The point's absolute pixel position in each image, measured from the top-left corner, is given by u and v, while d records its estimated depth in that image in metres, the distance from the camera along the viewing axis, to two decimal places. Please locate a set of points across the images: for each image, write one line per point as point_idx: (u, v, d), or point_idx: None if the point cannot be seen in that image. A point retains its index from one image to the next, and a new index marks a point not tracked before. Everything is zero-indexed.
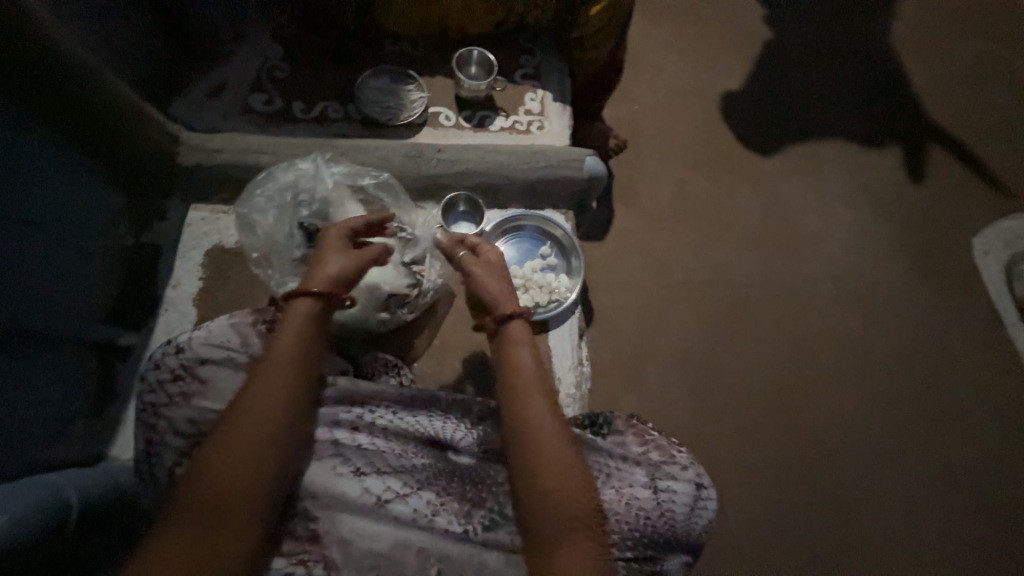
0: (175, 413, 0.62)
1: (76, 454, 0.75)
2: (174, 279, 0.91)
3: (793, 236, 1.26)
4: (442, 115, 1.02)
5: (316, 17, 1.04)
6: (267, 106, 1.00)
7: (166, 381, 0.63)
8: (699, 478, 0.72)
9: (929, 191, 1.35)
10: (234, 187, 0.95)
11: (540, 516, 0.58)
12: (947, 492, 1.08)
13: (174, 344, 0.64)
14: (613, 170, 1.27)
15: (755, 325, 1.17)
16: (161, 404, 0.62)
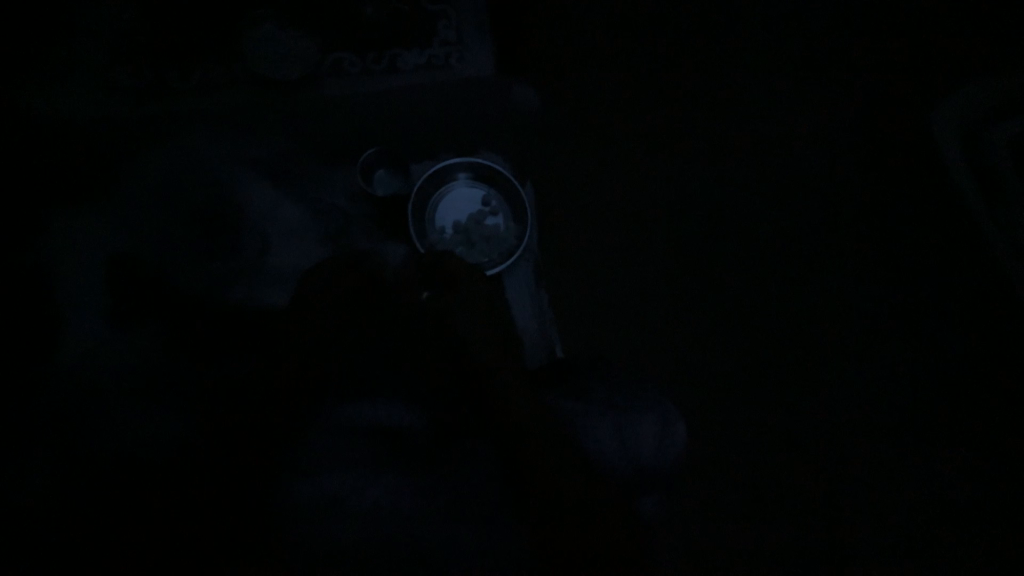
0: (116, 431, 0.73)
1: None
2: (20, 303, 0.85)
3: (790, 131, 1.13)
4: (344, 59, 0.95)
5: None
6: (105, 79, 0.92)
7: (104, 403, 0.75)
8: (666, 415, 0.78)
9: (961, 33, 1.17)
10: (73, 186, 0.90)
11: (528, 466, 0.73)
12: (988, 443, 1.07)
13: (107, 368, 0.77)
14: (553, 72, 1.07)
15: (740, 245, 1.08)
16: (99, 425, 0.74)
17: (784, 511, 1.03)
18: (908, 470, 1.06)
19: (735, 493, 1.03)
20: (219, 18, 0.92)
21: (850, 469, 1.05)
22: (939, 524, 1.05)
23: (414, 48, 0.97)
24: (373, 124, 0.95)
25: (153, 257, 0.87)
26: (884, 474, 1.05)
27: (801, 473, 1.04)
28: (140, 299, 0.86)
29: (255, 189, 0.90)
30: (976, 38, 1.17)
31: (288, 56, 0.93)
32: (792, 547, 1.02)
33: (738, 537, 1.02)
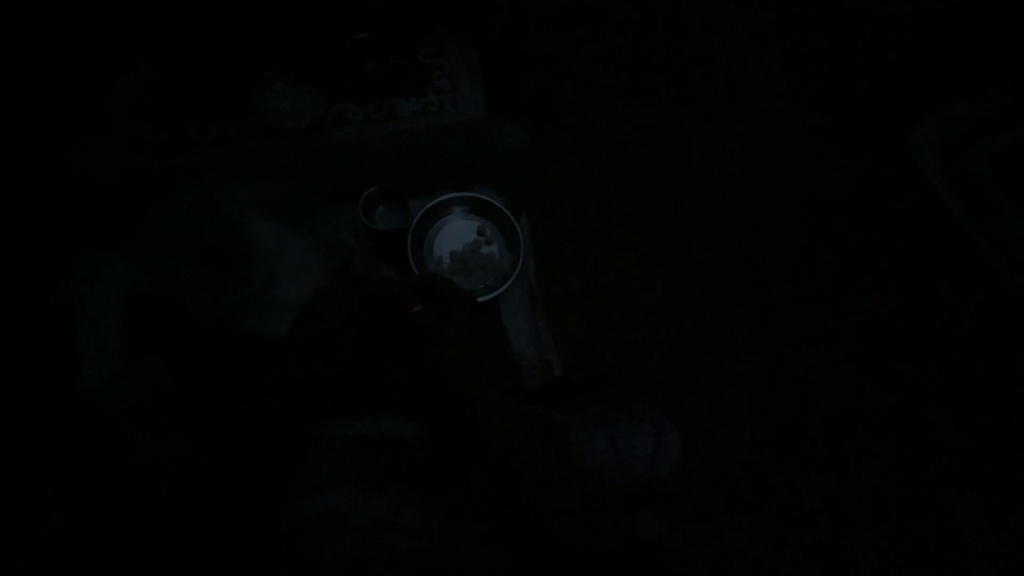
0: (137, 463, 0.77)
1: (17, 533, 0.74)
2: (86, 337, 0.89)
3: (771, 154, 1.19)
4: (348, 110, 1.05)
5: (170, 26, 1.02)
6: (145, 133, 1.00)
7: (127, 435, 0.79)
8: (656, 426, 0.79)
9: (924, 57, 1.24)
10: (129, 231, 0.96)
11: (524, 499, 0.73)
12: (977, 447, 1.10)
13: (131, 403, 0.83)
14: (541, 113, 1.18)
15: (729, 262, 1.13)
16: (122, 458, 0.78)
17: (790, 518, 1.06)
18: (904, 475, 1.09)
19: (739, 499, 1.06)
20: (243, 79, 1.03)
21: (849, 474, 1.08)
22: (936, 526, 1.08)
23: (411, 99, 1.06)
24: (375, 163, 1.03)
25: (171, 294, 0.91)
26: (880, 487, 1.08)
27: (802, 480, 1.07)
28: (184, 330, 0.89)
29: (260, 219, 0.96)
30: (939, 62, 1.24)
31: (298, 110, 1.03)
32: (798, 552, 1.05)
33: (745, 541, 1.05)
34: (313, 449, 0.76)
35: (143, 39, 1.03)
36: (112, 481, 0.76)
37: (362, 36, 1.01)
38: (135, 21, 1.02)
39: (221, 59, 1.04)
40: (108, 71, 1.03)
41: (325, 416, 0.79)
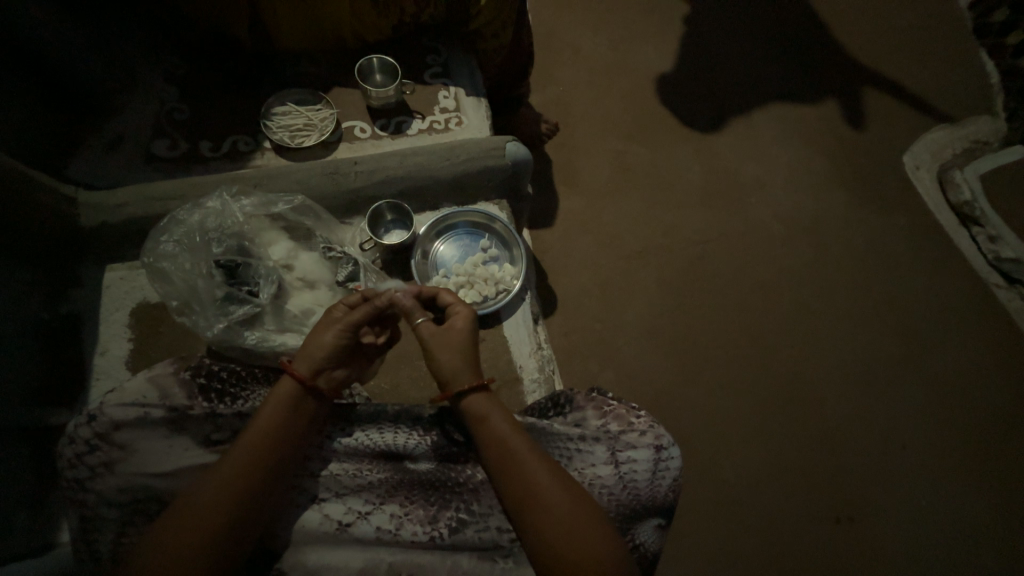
0: (106, 484, 0.69)
1: (12, 548, 0.72)
2: (102, 346, 0.90)
3: None
4: (358, 128, 1.13)
5: (204, 56, 1.13)
6: (171, 150, 1.06)
7: (84, 453, 0.69)
8: (659, 441, 0.78)
9: None
10: (139, 240, 0.95)
11: (534, 528, 0.68)
12: None
13: (85, 415, 0.70)
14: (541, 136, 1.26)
15: None
16: (85, 478, 0.69)
17: None
18: None
19: None
20: (265, 101, 1.12)
21: None
22: None
23: (418, 118, 1.15)
24: (376, 176, 1.02)
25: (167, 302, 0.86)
26: None
27: None
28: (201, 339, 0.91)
29: (257, 223, 0.93)
30: None
31: (311, 126, 1.10)
32: None
33: None
34: (318, 462, 0.76)
35: (178, 69, 1.13)
36: (79, 501, 0.69)
37: (379, 78, 1.16)
38: (173, 58, 1.14)
39: (245, 87, 1.13)
40: (135, 95, 1.10)
41: (324, 429, 0.78)
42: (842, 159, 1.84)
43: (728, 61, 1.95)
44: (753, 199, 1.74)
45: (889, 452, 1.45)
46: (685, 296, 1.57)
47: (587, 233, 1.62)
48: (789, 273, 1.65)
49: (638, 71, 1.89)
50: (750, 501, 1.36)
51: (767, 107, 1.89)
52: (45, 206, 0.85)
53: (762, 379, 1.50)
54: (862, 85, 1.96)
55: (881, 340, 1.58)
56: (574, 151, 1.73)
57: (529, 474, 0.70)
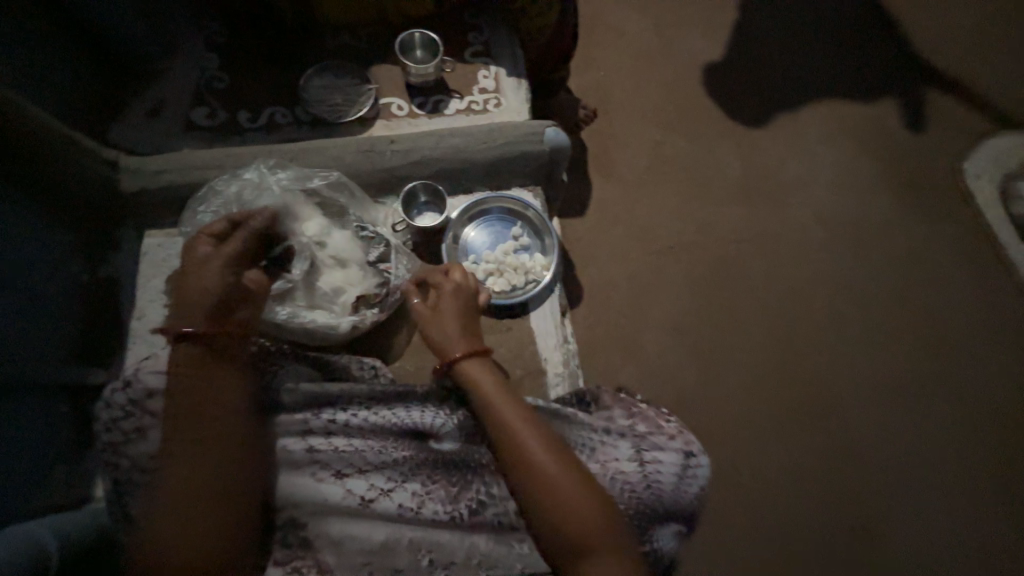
0: (139, 449, 0.69)
1: (52, 499, 0.76)
2: (139, 310, 0.90)
3: None
4: (395, 105, 1.11)
5: (244, 24, 1.11)
6: (210, 119, 1.06)
7: (120, 418, 0.70)
8: (689, 446, 0.74)
9: None
10: (177, 207, 0.95)
11: (543, 517, 0.66)
12: None
13: (120, 381, 0.71)
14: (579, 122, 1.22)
15: None
16: (120, 443, 0.70)
17: None
18: None
19: None
20: (301, 74, 1.10)
21: None
22: None
23: (456, 97, 1.12)
24: (410, 154, 1.00)
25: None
26: None
27: None
28: None
29: (294, 197, 0.90)
30: None
31: (348, 102, 1.09)
32: None
33: None
34: (341, 436, 0.75)
35: (221, 37, 1.12)
36: (115, 464, 0.70)
37: (418, 53, 1.13)
38: (215, 25, 1.13)
39: (284, 58, 1.11)
40: (178, 62, 1.09)
41: (343, 403, 0.77)
42: (897, 163, 1.73)
43: (781, 52, 1.84)
44: (797, 200, 1.66)
45: (919, 474, 1.39)
46: (716, 297, 1.52)
47: (619, 226, 1.57)
48: (829, 281, 1.57)
49: (684, 57, 1.80)
50: (769, 512, 1.33)
51: (819, 103, 1.78)
52: (88, 169, 0.86)
53: (791, 389, 1.44)
54: (926, 84, 1.83)
55: (923, 358, 1.50)
56: (610, 140, 1.67)
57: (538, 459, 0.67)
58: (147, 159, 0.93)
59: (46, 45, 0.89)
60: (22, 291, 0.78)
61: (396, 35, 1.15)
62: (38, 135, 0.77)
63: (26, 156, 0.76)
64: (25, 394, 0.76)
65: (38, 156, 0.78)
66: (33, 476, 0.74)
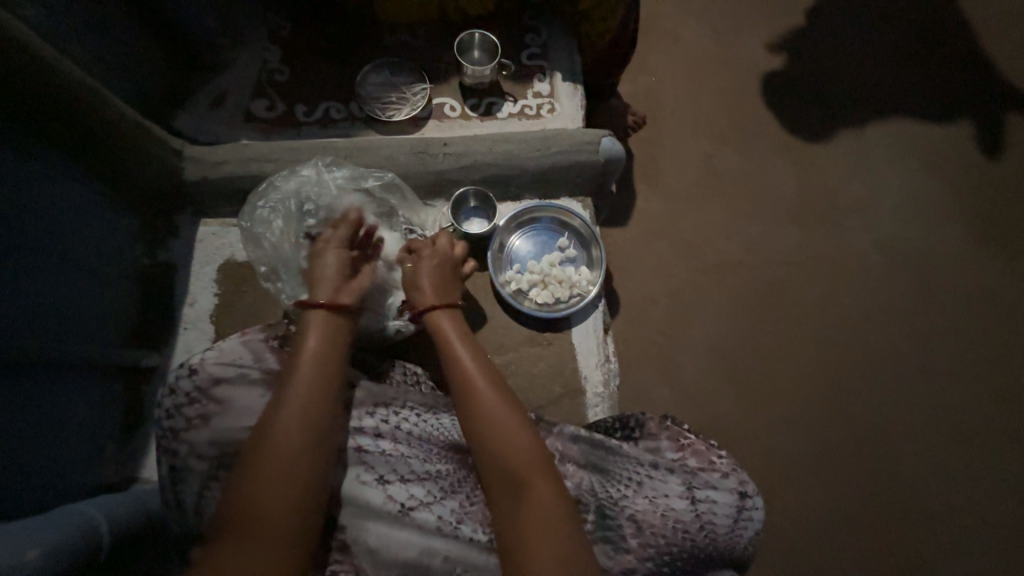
0: (199, 436, 0.66)
1: (103, 477, 0.79)
2: (191, 297, 0.94)
3: None
4: (448, 106, 1.10)
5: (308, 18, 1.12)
6: (269, 111, 1.07)
7: (183, 405, 0.67)
8: (743, 487, 0.70)
9: None
10: (235, 199, 0.97)
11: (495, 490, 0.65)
12: None
13: (186, 367, 0.69)
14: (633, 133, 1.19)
15: None
16: (179, 429, 0.67)
17: None
18: None
19: None
20: (358, 69, 1.10)
21: None
22: None
23: (509, 100, 1.10)
24: (462, 158, 0.99)
25: (256, 267, 0.86)
26: None
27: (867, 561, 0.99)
28: (280, 304, 0.93)
29: (348, 197, 0.89)
30: None
31: (402, 101, 1.08)
32: None
33: None
34: (387, 440, 0.75)
35: (284, 30, 1.13)
36: (171, 450, 0.67)
37: (476, 54, 1.12)
38: (279, 17, 1.14)
39: (342, 54, 1.11)
40: (242, 54, 1.11)
41: (392, 406, 0.79)
42: (969, 191, 1.61)
43: (848, 65, 1.74)
44: (855, 225, 1.57)
45: (969, 528, 1.30)
46: (761, 321, 1.45)
47: (663, 239, 1.52)
48: (885, 313, 1.48)
49: (743, 66, 1.72)
50: (803, 553, 1.26)
51: (888, 122, 1.68)
52: (155, 158, 0.87)
53: (835, 424, 1.37)
54: (1007, 108, 1.70)
55: (983, 403, 1.40)
56: (659, 150, 1.61)
57: (501, 433, 0.66)
58: (210, 150, 0.95)
59: (119, 28, 0.89)
60: (90, 275, 0.80)
61: (454, 35, 1.14)
62: (119, 128, 0.79)
63: (101, 144, 0.77)
64: (86, 375, 0.77)
65: (116, 147, 0.80)
66: (88, 454, 0.77)
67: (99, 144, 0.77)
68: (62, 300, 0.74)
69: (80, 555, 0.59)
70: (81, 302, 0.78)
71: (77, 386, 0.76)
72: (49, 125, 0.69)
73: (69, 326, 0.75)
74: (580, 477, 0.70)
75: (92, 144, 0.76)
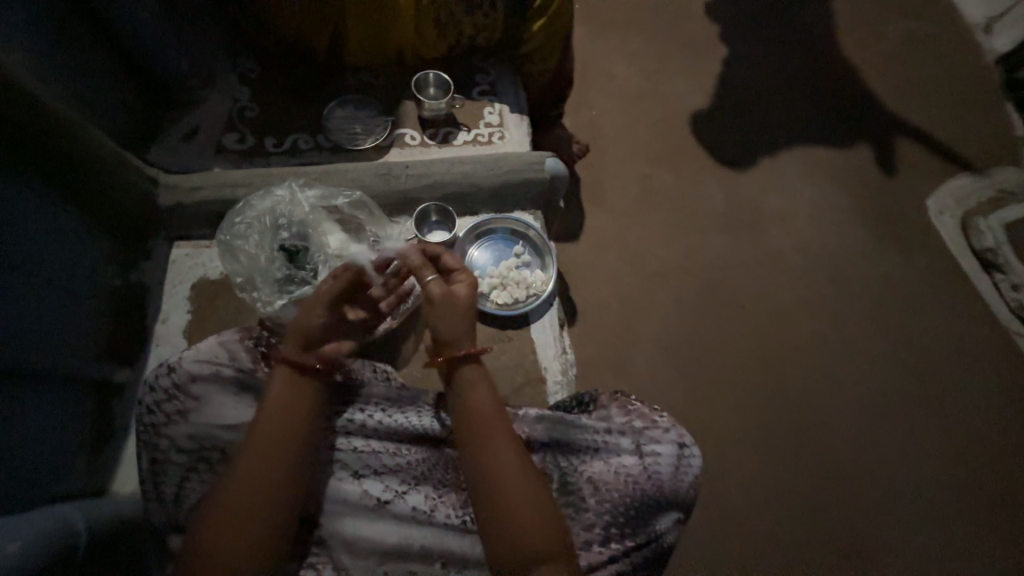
0: (177, 430, 0.71)
1: (75, 487, 0.79)
2: (163, 315, 0.97)
3: None
4: (408, 136, 1.22)
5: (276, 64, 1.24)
6: (240, 144, 1.16)
7: (162, 401, 0.72)
8: (682, 438, 0.79)
9: None
10: (208, 222, 1.03)
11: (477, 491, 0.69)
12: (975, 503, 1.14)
13: (166, 366, 0.73)
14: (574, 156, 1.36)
15: None
16: (160, 423, 0.71)
17: None
18: None
19: None
20: (324, 106, 1.22)
21: None
22: None
23: (464, 130, 1.24)
24: (423, 178, 1.10)
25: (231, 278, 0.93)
26: None
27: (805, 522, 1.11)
28: (254, 316, 0.98)
29: (317, 214, 0.96)
30: None
31: (367, 131, 1.20)
32: None
33: None
34: (358, 436, 0.79)
35: (254, 74, 1.24)
36: (152, 445, 0.71)
37: (432, 91, 1.26)
38: (248, 63, 1.25)
39: (309, 92, 1.23)
40: (213, 93, 1.20)
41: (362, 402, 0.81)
42: (866, 198, 1.89)
43: (756, 98, 2.03)
44: (775, 230, 1.79)
45: (902, 490, 1.45)
46: (704, 317, 1.61)
47: (611, 250, 1.67)
48: (810, 306, 1.67)
49: (669, 100, 1.97)
50: (759, 527, 1.36)
51: (793, 144, 1.96)
52: (132, 184, 0.93)
53: (776, 407, 1.51)
54: (889, 130, 2.02)
55: (899, 378, 1.59)
56: (602, 172, 1.80)
57: (483, 442, 0.70)
58: (185, 179, 1.02)
59: (95, 72, 0.97)
60: (63, 293, 0.83)
61: (411, 76, 1.29)
62: (100, 156, 0.84)
63: (81, 171, 0.83)
64: (55, 389, 0.79)
65: (94, 173, 0.85)
66: (57, 467, 0.77)
67: (80, 170, 0.82)
68: (36, 316, 0.76)
69: (62, 547, 0.61)
70: (54, 317, 0.80)
71: (48, 400, 0.77)
72: (28, 151, 0.73)
73: (40, 341, 0.77)
74: (541, 456, 0.78)
75: (72, 169, 0.81)
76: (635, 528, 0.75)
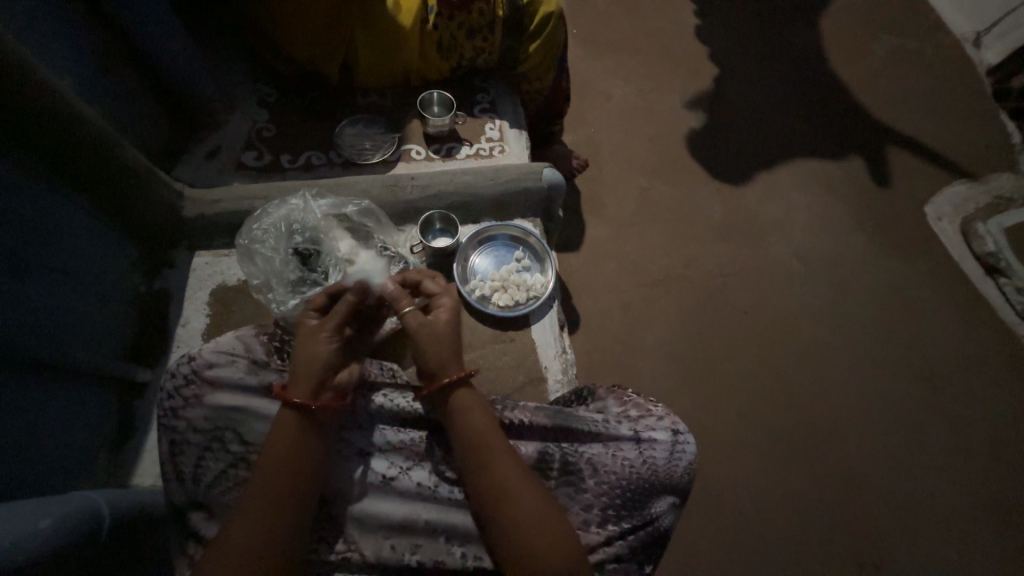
0: (194, 412, 0.76)
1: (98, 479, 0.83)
2: (184, 318, 1.03)
3: None
4: (414, 151, 1.30)
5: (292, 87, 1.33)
6: (259, 161, 1.24)
7: (182, 386, 0.77)
8: (676, 425, 0.82)
9: None
10: (227, 232, 1.10)
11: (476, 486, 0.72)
12: None
13: (186, 355, 0.78)
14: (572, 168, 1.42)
15: None
16: (179, 407, 0.76)
17: None
18: None
19: None
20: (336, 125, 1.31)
21: None
22: None
23: (466, 145, 1.31)
24: (427, 190, 1.17)
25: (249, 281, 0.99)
26: None
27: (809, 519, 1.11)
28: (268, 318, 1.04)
29: (328, 221, 1.02)
30: None
31: (375, 147, 1.28)
32: None
33: None
34: (365, 416, 0.82)
35: (271, 97, 1.33)
36: (171, 427, 0.76)
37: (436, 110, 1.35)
38: (267, 87, 1.35)
39: (322, 113, 1.32)
40: (234, 115, 1.29)
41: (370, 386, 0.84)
42: (862, 205, 1.93)
43: (750, 113, 2.11)
44: (773, 237, 1.83)
45: (912, 494, 1.43)
46: (705, 323, 1.64)
47: (611, 259, 1.72)
48: (810, 310, 1.69)
49: (665, 116, 2.05)
50: (765, 532, 1.35)
51: (787, 154, 2.02)
52: (158, 197, 1.00)
53: (780, 410, 1.52)
54: (882, 140, 2.08)
55: (904, 381, 1.59)
56: (601, 185, 1.87)
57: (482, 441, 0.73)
58: (207, 192, 1.09)
59: (130, 97, 1.06)
60: (92, 295, 0.89)
61: (417, 96, 1.37)
62: (131, 171, 0.92)
63: (114, 184, 0.89)
64: (78, 385, 0.83)
65: (126, 186, 0.92)
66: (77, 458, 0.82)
67: (113, 183, 0.89)
68: (65, 316, 0.82)
69: (86, 529, 0.65)
70: (82, 317, 0.86)
71: (69, 394, 0.82)
72: (69, 169, 0.81)
73: (68, 339, 0.82)
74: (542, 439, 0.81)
75: (106, 183, 0.88)
76: (632, 511, 0.77)
